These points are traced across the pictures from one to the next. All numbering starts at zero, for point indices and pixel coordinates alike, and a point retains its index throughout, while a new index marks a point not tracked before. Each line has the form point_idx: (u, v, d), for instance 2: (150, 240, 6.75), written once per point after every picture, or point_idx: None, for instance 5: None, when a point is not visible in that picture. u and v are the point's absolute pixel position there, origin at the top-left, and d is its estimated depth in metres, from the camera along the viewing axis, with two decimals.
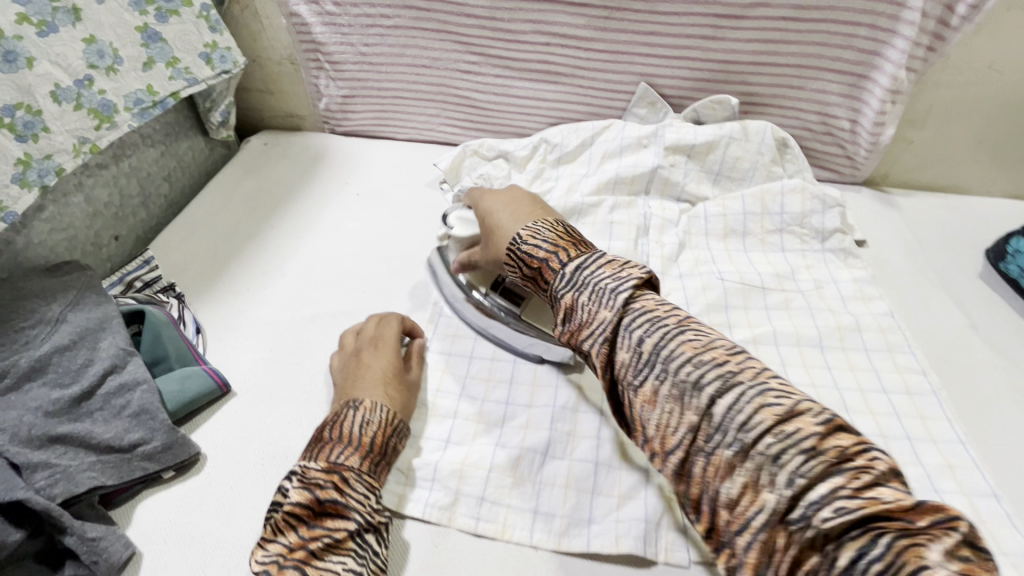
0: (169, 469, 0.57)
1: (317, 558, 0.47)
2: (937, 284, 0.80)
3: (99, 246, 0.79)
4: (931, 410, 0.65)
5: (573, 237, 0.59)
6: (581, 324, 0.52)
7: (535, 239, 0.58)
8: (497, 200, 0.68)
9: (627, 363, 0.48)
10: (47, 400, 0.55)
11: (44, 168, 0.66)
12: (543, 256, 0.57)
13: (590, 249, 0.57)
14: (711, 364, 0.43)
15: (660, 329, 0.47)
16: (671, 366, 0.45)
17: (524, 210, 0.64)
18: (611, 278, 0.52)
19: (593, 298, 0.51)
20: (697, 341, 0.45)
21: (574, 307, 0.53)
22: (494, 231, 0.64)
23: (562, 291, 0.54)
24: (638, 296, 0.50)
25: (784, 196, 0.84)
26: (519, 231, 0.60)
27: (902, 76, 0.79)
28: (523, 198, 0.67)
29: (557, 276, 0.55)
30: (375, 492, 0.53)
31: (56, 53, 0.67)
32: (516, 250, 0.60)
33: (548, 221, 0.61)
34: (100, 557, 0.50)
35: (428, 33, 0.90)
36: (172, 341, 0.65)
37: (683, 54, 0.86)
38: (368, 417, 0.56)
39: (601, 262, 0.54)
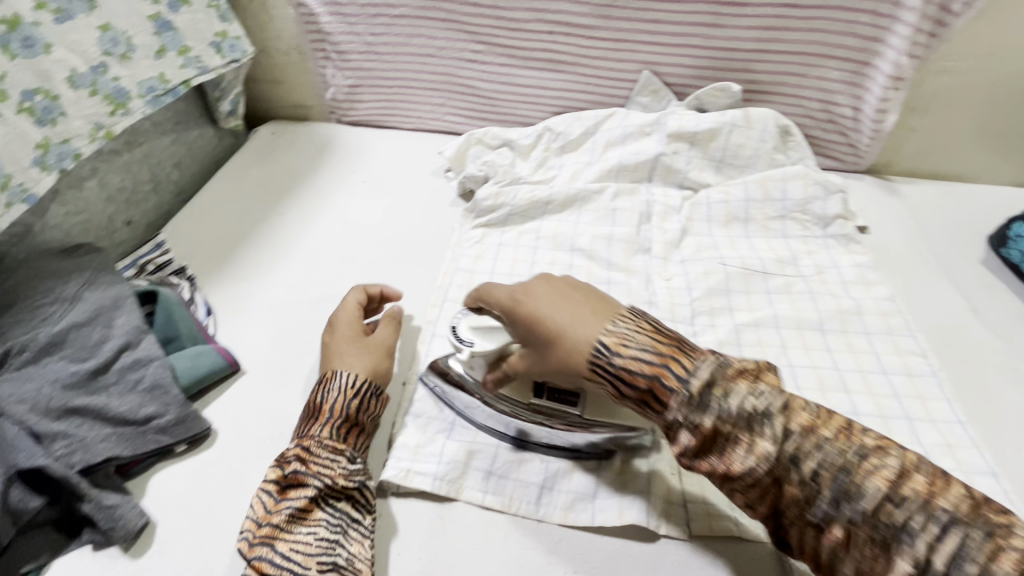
0: (182, 443, 0.58)
1: (283, 530, 0.50)
2: (938, 269, 0.81)
3: (113, 230, 0.80)
4: (931, 392, 0.65)
5: (668, 337, 0.48)
6: (729, 456, 0.44)
7: (628, 349, 0.47)
8: (542, 296, 0.54)
9: (801, 496, 0.42)
10: (65, 373, 0.57)
11: (62, 152, 0.68)
12: (649, 375, 0.46)
13: (705, 352, 0.47)
14: (917, 500, 0.39)
15: (833, 458, 0.41)
16: (862, 507, 0.40)
17: (590, 302, 0.52)
18: (751, 398, 0.43)
19: (743, 428, 0.43)
20: (884, 468, 0.40)
21: (716, 435, 0.44)
22: (558, 340, 0.50)
23: (690, 419, 0.44)
24: (793, 414, 0.43)
25: (786, 182, 0.85)
26: (601, 339, 0.48)
27: (903, 62, 0.79)
28: (581, 288, 0.54)
29: (678, 400, 0.45)
30: (341, 455, 0.55)
31: (73, 40, 0.68)
32: (603, 367, 0.48)
33: (625, 314, 0.50)
34: (116, 523, 0.52)
35: (433, 22, 0.92)
36: (184, 320, 0.66)
37: (686, 42, 0.87)
38: (330, 387, 0.58)
39: (729, 372, 0.45)
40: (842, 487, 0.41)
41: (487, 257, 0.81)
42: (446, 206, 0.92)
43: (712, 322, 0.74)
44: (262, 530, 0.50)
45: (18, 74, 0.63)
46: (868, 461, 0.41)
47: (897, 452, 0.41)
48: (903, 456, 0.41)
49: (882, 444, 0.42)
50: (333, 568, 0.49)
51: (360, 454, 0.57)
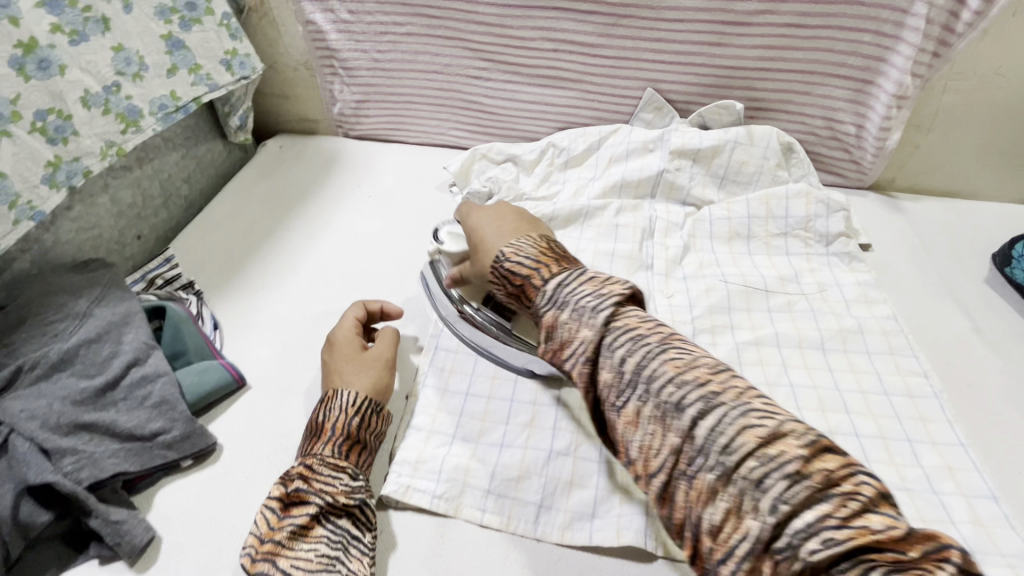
0: (187, 458, 0.59)
1: (285, 546, 0.51)
2: (942, 288, 0.81)
3: (123, 244, 0.82)
4: (932, 413, 0.65)
5: (556, 253, 0.56)
6: (568, 345, 0.49)
7: (518, 257, 0.56)
8: (484, 215, 0.67)
9: (611, 384, 0.46)
10: (75, 389, 0.58)
11: (72, 170, 0.69)
12: (527, 272, 0.54)
13: (573, 264, 0.54)
14: (695, 384, 0.42)
15: (644, 349, 0.45)
16: (653, 386, 0.43)
17: (513, 225, 0.64)
18: (591, 295, 0.49)
19: (575, 317, 0.49)
20: (683, 360, 0.44)
21: (557, 325, 0.50)
22: (478, 249, 0.63)
23: (543, 309, 0.51)
24: (624, 314, 0.48)
25: (789, 200, 0.85)
26: (501, 248, 0.58)
27: (907, 82, 0.79)
28: (509, 214, 0.67)
29: (539, 295, 0.52)
30: (343, 473, 0.55)
31: (87, 61, 0.70)
32: (499, 268, 0.57)
33: (534, 236, 0.59)
34: (122, 539, 0.52)
35: (439, 40, 0.93)
36: (192, 336, 0.68)
37: (690, 59, 0.87)
38: (331, 407, 0.58)
39: (582, 279, 0.51)
40: (645, 370, 0.44)
41: None
42: None
43: (713, 340, 0.74)
44: (264, 546, 0.51)
45: (32, 95, 0.64)
46: (675, 354, 0.45)
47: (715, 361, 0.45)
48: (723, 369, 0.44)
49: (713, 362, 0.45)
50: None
51: (363, 472, 0.57)
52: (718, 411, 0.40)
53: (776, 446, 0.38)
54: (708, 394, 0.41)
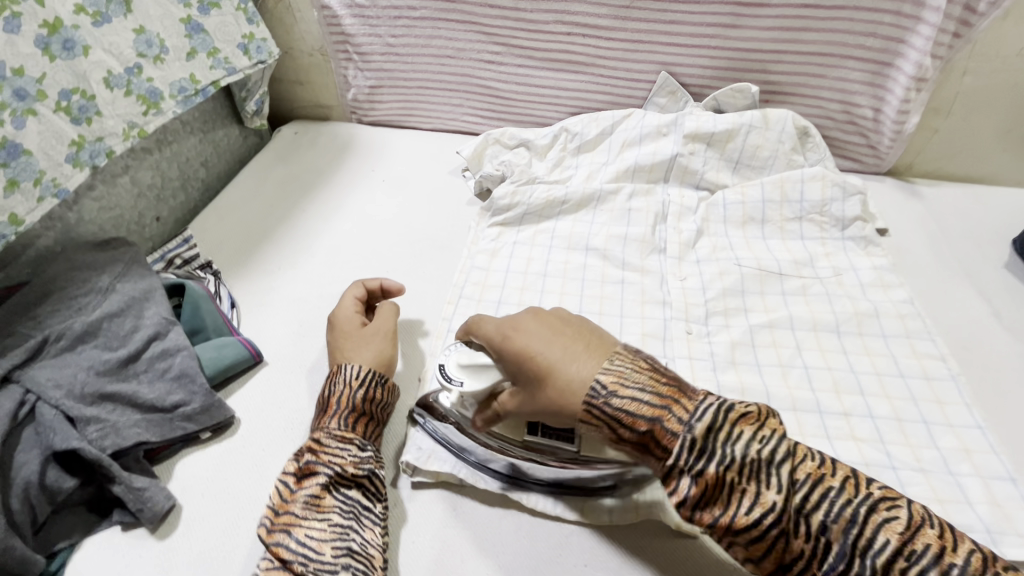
0: (206, 430, 0.61)
1: (300, 518, 0.51)
2: (960, 273, 0.80)
3: (143, 226, 0.83)
4: (949, 396, 0.65)
5: (664, 378, 0.46)
6: (735, 510, 0.41)
7: (626, 389, 0.45)
8: (534, 334, 0.51)
9: (808, 553, 0.40)
10: (99, 360, 0.59)
11: (96, 150, 0.71)
12: (649, 415, 0.44)
13: (700, 393, 0.45)
14: (926, 553, 0.38)
15: (842, 511, 0.40)
16: (874, 562, 0.38)
17: (585, 342, 0.49)
18: (757, 443, 0.41)
19: (749, 477, 0.41)
20: (895, 520, 0.39)
21: (720, 483, 0.41)
22: (550, 381, 0.48)
23: (691, 465, 0.42)
24: (799, 462, 0.41)
25: (804, 184, 0.84)
26: (597, 376, 0.46)
27: (926, 63, 0.78)
28: (569, 322, 0.52)
29: (680, 443, 0.42)
30: (351, 444, 0.56)
31: (109, 42, 0.71)
32: (598, 408, 0.45)
33: (620, 352, 0.48)
34: (144, 505, 0.54)
35: (453, 24, 0.93)
36: (210, 313, 0.69)
37: (705, 42, 0.87)
38: (336, 380, 0.60)
39: (732, 415, 0.43)
40: (853, 540, 0.39)
41: (502, 256, 0.82)
42: (464, 205, 0.93)
43: (726, 322, 0.74)
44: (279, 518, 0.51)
45: (57, 75, 0.66)
46: (877, 513, 0.40)
47: (903, 505, 0.40)
48: (910, 508, 0.40)
49: (889, 496, 0.41)
50: (347, 553, 0.49)
51: (370, 443, 0.58)
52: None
53: None
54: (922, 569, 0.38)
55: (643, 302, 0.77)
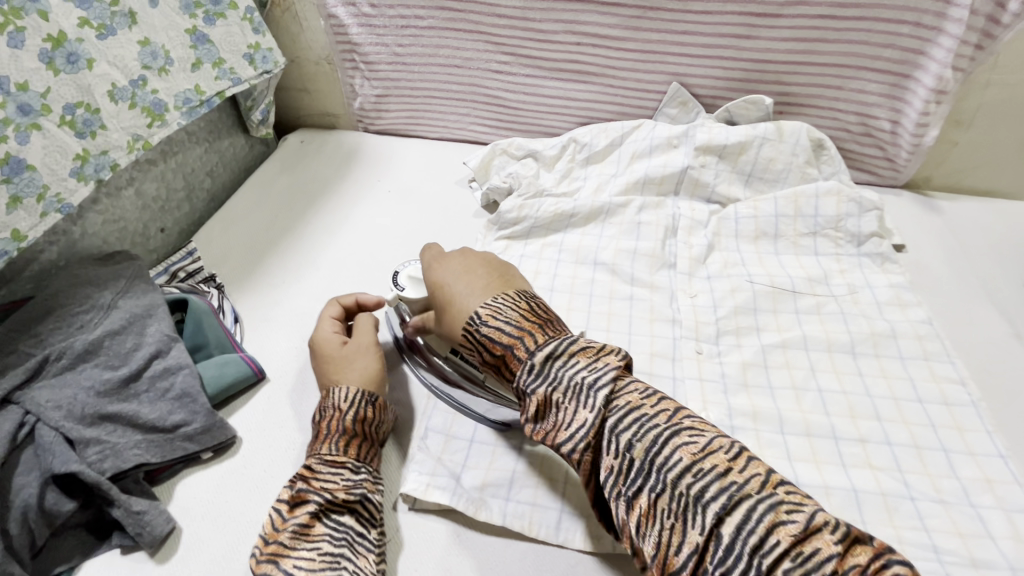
0: (207, 451, 0.60)
1: (289, 547, 0.50)
2: (981, 292, 0.77)
3: (147, 237, 0.83)
4: (969, 422, 0.63)
5: (537, 315, 0.52)
6: (558, 423, 0.47)
7: (496, 320, 0.51)
8: (449, 268, 0.59)
9: (617, 470, 0.44)
10: (99, 379, 0.58)
11: (100, 163, 0.70)
12: (506, 342, 0.50)
13: (559, 331, 0.51)
14: (715, 473, 0.41)
15: (648, 431, 0.44)
16: (667, 476, 0.42)
17: (484, 281, 0.56)
18: (586, 372, 0.47)
19: (571, 397, 0.47)
20: (694, 445, 0.43)
21: (547, 403, 0.48)
22: (448, 309, 0.56)
23: (530, 386, 0.48)
24: (623, 390, 0.47)
25: (818, 199, 0.82)
26: (477, 309, 0.53)
27: (947, 76, 0.76)
28: (479, 263, 0.59)
29: (524, 368, 0.49)
30: (343, 469, 0.55)
31: (113, 54, 0.71)
32: (472, 334, 0.53)
33: (512, 294, 0.54)
34: (143, 529, 0.53)
35: (461, 34, 0.92)
36: (213, 330, 0.68)
37: (716, 53, 0.85)
38: (326, 404, 0.59)
39: (575, 348, 0.49)
40: (652, 458, 0.43)
41: None
42: (470, 217, 0.92)
43: (738, 342, 0.72)
44: (268, 546, 0.50)
45: (61, 89, 0.65)
46: (679, 437, 0.43)
47: (709, 435, 0.44)
48: (715, 438, 0.43)
49: (698, 427, 0.44)
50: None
51: (365, 467, 0.56)
52: (745, 502, 0.39)
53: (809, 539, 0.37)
54: (728, 482, 0.40)
55: (651, 319, 0.75)
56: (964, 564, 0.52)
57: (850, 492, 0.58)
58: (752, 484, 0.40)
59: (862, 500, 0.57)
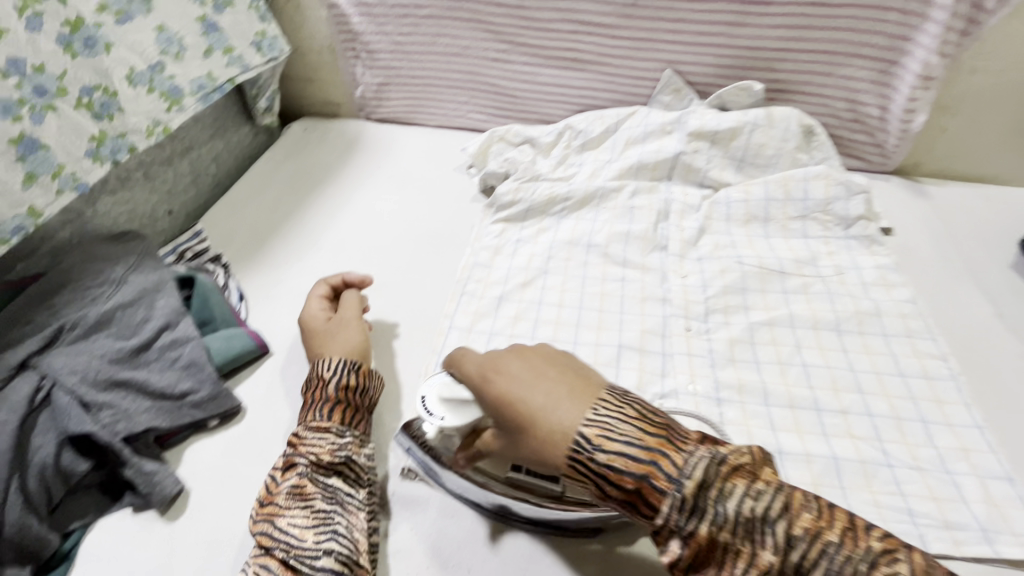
0: (214, 418, 0.62)
1: (282, 507, 0.53)
2: (965, 273, 0.79)
3: (155, 220, 0.86)
4: (949, 395, 0.65)
5: (655, 424, 0.43)
6: (730, 574, 0.39)
7: (613, 442, 0.42)
8: (519, 374, 0.48)
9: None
10: (111, 348, 0.61)
11: (116, 145, 0.73)
12: (637, 474, 0.41)
13: (689, 443, 0.42)
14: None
15: (845, 570, 0.37)
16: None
17: (568, 384, 0.46)
18: (750, 497, 0.39)
19: (738, 534, 0.39)
20: (896, 575, 0.36)
21: (711, 543, 0.39)
22: (532, 429, 0.44)
23: (682, 525, 0.40)
24: (795, 515, 0.39)
25: (807, 182, 0.84)
26: (583, 428, 0.43)
27: (932, 61, 0.78)
28: (550, 364, 0.48)
29: (669, 502, 0.40)
30: (328, 433, 0.57)
31: (132, 40, 0.74)
32: (582, 464, 0.42)
33: (605, 398, 0.45)
34: (153, 488, 0.56)
35: (459, 23, 0.94)
36: (219, 305, 0.71)
37: (709, 40, 0.87)
38: (309, 376, 0.62)
39: (723, 467, 0.41)
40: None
41: (504, 252, 0.83)
42: (468, 201, 0.94)
43: (726, 320, 0.74)
44: (263, 508, 0.53)
45: (78, 72, 0.68)
46: (878, 567, 0.36)
47: (902, 555, 0.37)
48: (909, 557, 0.37)
49: (889, 547, 0.38)
50: (332, 536, 0.51)
51: (350, 430, 0.58)
52: None
53: None
54: None
55: (643, 299, 0.77)
56: (937, 526, 0.55)
57: (830, 460, 0.60)
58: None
59: (842, 467, 0.59)
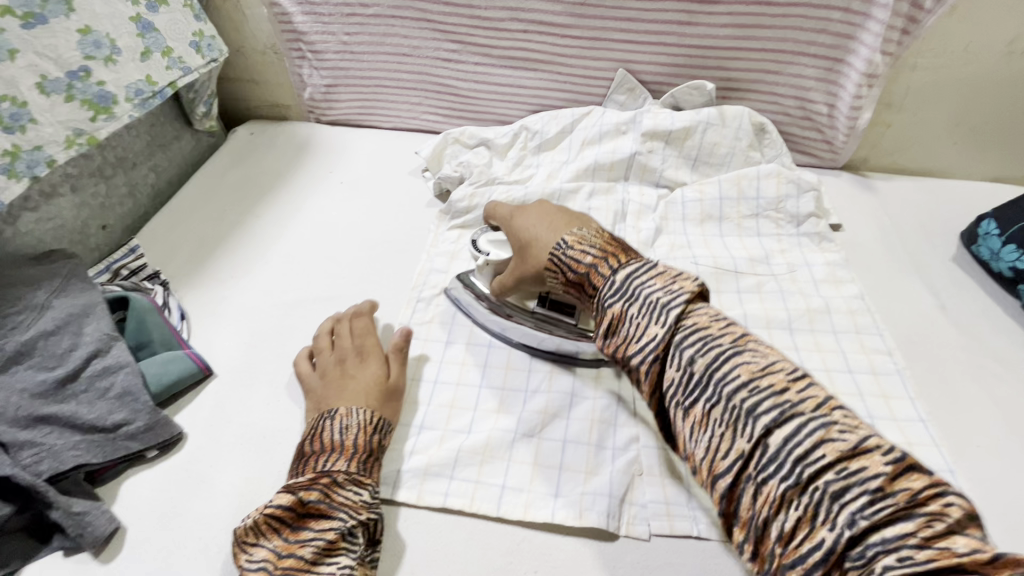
0: (152, 449, 0.59)
1: (311, 563, 0.48)
2: (909, 267, 0.81)
3: (87, 235, 0.80)
4: (895, 390, 0.66)
5: (616, 243, 0.58)
6: (629, 337, 0.50)
7: (581, 245, 0.58)
8: (533, 215, 0.68)
9: (678, 382, 0.46)
10: (33, 381, 0.58)
11: (33, 159, 0.68)
12: (589, 263, 0.56)
13: (640, 258, 0.55)
14: (770, 391, 0.41)
15: (714, 350, 0.45)
16: (722, 391, 0.43)
17: (560, 219, 0.65)
18: (662, 292, 0.49)
19: (647, 313, 0.49)
20: (754, 363, 0.43)
21: (622, 317, 0.51)
22: (532, 248, 0.64)
23: (609, 300, 0.52)
24: (692, 314, 0.48)
25: (760, 181, 0.85)
26: (562, 238, 0.60)
27: (876, 60, 0.79)
28: (556, 211, 0.67)
29: (604, 282, 0.54)
30: (365, 488, 0.53)
31: (45, 44, 0.68)
32: (557, 257, 0.60)
33: (590, 228, 0.61)
34: (84, 530, 0.52)
35: (408, 22, 0.91)
36: (157, 327, 0.67)
37: (660, 39, 0.86)
38: (345, 422, 0.55)
39: (652, 272, 0.52)
40: (711, 373, 0.44)
41: (461, 258, 0.81)
42: (423, 207, 0.92)
43: None
44: (285, 562, 0.47)
45: None
46: (743, 356, 0.44)
47: (773, 358, 0.44)
48: (779, 362, 0.43)
49: (764, 350, 0.45)
50: None
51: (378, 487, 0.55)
52: (796, 422, 0.39)
53: (857, 461, 0.37)
54: (786, 407, 0.40)
55: None
56: None
57: None
58: (806, 403, 0.40)
59: None
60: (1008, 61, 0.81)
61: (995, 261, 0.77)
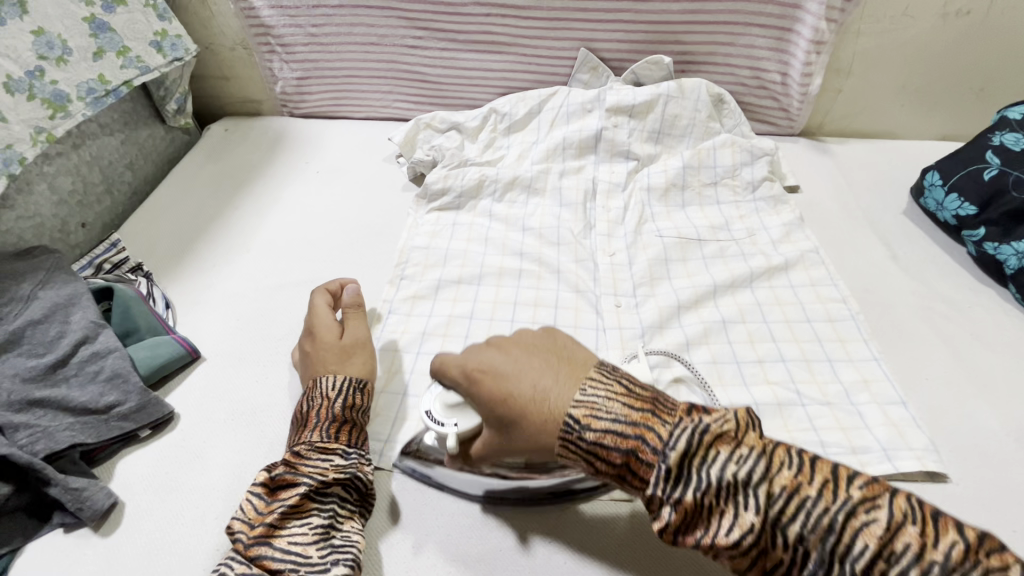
0: (145, 428, 0.61)
1: (279, 528, 0.50)
2: (863, 222, 0.86)
3: (68, 233, 0.81)
4: (850, 333, 0.70)
5: (639, 399, 0.44)
6: (714, 528, 0.38)
7: (598, 419, 0.43)
8: (502, 366, 0.49)
9: (788, 560, 0.37)
10: (23, 367, 0.60)
11: (7, 158, 0.70)
12: (622, 446, 0.42)
13: (676, 414, 0.42)
14: (908, 552, 0.35)
15: (821, 519, 0.36)
16: (853, 568, 0.35)
17: (550, 370, 0.47)
18: (732, 464, 0.39)
19: (722, 496, 0.38)
20: (874, 520, 0.36)
21: (698, 508, 0.39)
22: (524, 422, 0.46)
23: (670, 493, 0.39)
24: (776, 474, 0.38)
25: (716, 150, 0.89)
26: (570, 412, 0.44)
27: (822, 27, 0.83)
28: (534, 355, 0.49)
29: (656, 473, 0.40)
30: (333, 454, 0.54)
31: (5, 45, 0.71)
32: (572, 442, 0.43)
33: (592, 378, 0.46)
34: (83, 504, 0.54)
35: (374, 11, 0.93)
36: (142, 313, 0.69)
37: (618, 16, 0.90)
38: (312, 395, 0.58)
39: (706, 437, 0.40)
40: (832, 551, 0.36)
41: (442, 236, 0.84)
42: (399, 191, 0.94)
43: (652, 291, 0.77)
44: (256, 532, 0.49)
45: None
46: (855, 516, 0.36)
47: (885, 503, 0.37)
48: (891, 505, 0.37)
49: (870, 495, 0.37)
50: (335, 549, 0.49)
51: (356, 450, 0.56)
52: None
53: None
54: (933, 566, 0.34)
55: (577, 272, 0.80)
56: (845, 452, 0.59)
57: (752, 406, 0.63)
58: (953, 557, 0.34)
59: (762, 411, 0.63)
60: (944, 22, 0.85)
61: (941, 211, 0.82)
